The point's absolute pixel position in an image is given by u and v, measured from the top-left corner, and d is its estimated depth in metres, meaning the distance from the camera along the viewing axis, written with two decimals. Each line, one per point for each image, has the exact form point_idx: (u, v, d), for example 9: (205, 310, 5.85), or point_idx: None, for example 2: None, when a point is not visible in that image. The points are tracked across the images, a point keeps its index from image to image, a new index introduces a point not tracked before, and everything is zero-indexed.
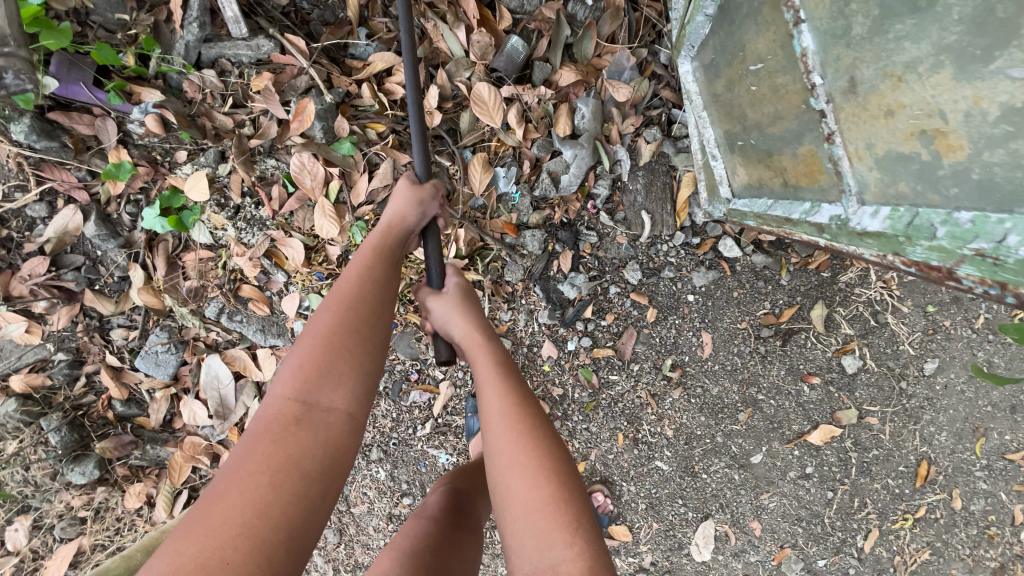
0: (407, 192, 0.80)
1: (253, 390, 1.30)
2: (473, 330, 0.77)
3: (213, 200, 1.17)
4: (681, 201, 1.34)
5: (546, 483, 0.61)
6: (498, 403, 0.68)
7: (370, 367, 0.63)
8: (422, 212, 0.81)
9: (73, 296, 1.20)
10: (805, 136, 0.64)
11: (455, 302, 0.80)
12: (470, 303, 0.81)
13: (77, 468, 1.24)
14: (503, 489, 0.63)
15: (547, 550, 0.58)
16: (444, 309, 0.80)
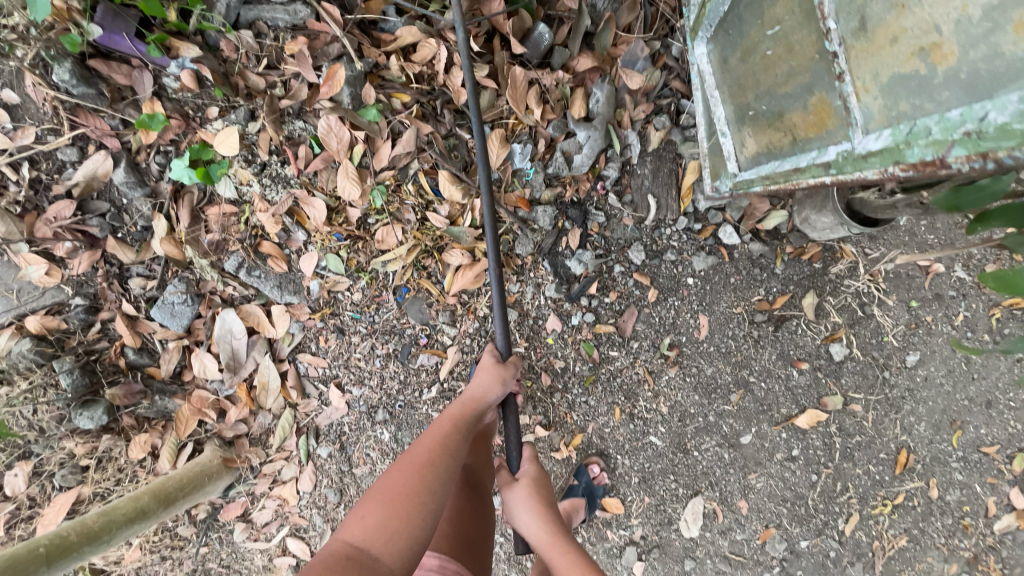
0: (491, 369, 1.06)
1: (265, 346, 1.34)
2: (540, 514, 0.92)
3: (241, 156, 1.21)
4: (685, 187, 1.41)
5: None
6: None
7: (427, 526, 0.76)
8: (501, 387, 1.04)
9: (95, 242, 1.22)
10: (817, 86, 0.65)
11: (527, 484, 0.97)
12: (540, 488, 0.98)
13: (86, 413, 1.25)
14: None
15: None
16: (520, 508, 0.94)
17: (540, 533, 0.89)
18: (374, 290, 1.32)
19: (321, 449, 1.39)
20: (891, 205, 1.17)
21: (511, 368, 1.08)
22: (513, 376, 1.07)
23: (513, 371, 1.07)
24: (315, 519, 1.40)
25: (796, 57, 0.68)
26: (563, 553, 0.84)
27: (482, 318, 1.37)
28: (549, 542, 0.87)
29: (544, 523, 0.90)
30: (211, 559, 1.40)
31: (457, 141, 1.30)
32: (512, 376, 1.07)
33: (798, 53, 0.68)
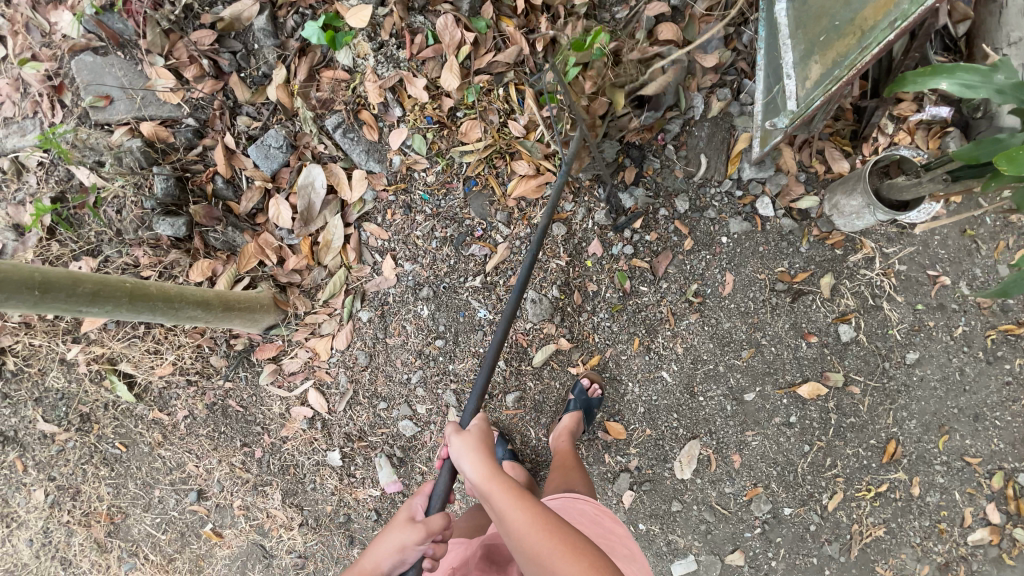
0: (395, 531, 0.84)
1: (338, 207, 1.47)
2: (484, 468, 0.84)
3: (365, 32, 1.39)
4: (735, 153, 1.58)
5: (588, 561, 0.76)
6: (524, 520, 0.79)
7: None
8: (402, 557, 0.82)
9: (220, 74, 1.38)
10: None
11: (489, 484, 0.83)
12: (496, 479, 0.83)
13: (167, 220, 1.35)
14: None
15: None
16: (463, 450, 0.87)
17: (479, 468, 0.84)
18: (446, 176, 1.46)
19: (363, 314, 1.49)
20: (916, 183, 1.32)
21: (425, 527, 0.84)
22: (420, 540, 0.83)
23: (426, 534, 0.83)
24: (340, 379, 1.47)
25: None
26: (537, 553, 0.77)
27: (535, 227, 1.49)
28: (520, 530, 0.78)
29: (486, 465, 0.84)
30: (233, 396, 1.46)
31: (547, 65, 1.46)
32: (417, 542, 0.82)
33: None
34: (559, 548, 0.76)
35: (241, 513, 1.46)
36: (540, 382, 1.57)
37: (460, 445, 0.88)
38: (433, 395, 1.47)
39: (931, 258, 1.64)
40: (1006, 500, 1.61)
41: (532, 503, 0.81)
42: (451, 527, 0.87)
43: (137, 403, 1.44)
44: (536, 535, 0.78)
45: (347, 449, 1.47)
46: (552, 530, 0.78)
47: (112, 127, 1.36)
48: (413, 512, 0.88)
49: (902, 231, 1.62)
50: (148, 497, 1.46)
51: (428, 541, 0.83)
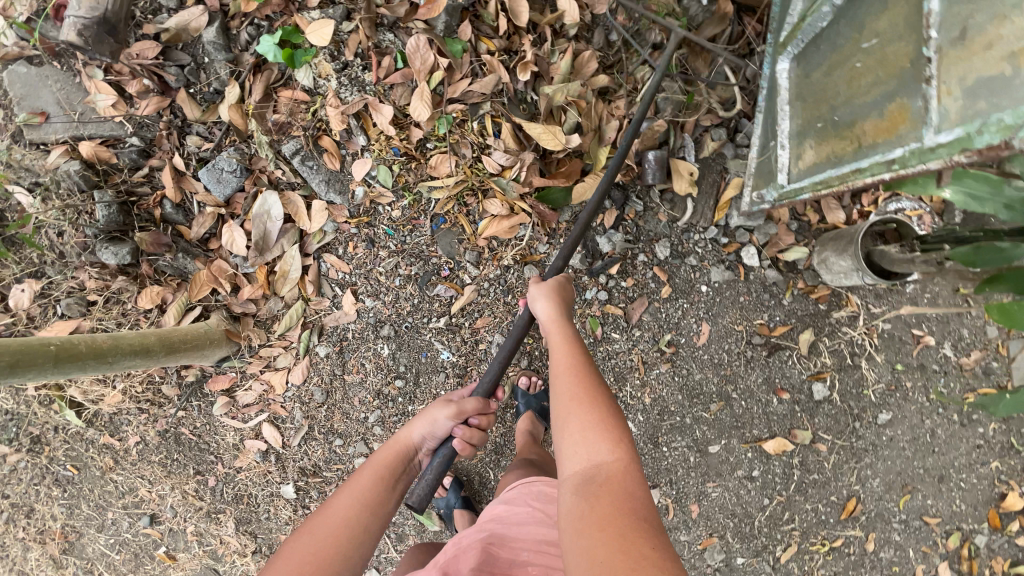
0: (430, 409, 0.99)
1: (295, 236, 1.37)
2: (548, 316, 0.97)
3: (328, 50, 1.27)
4: (723, 200, 1.48)
5: (602, 414, 0.76)
6: (565, 359, 0.87)
7: (368, 544, 0.80)
8: (436, 428, 0.97)
9: (167, 90, 1.27)
10: (900, 93, 0.68)
11: (552, 328, 0.95)
12: (557, 325, 0.94)
13: (111, 248, 1.27)
14: (560, 419, 0.79)
15: (590, 442, 0.73)
16: (531, 295, 1.02)
17: (546, 312, 0.98)
18: (413, 212, 1.37)
19: (320, 349, 1.43)
20: (908, 259, 1.24)
21: (460, 405, 0.99)
22: (451, 416, 0.97)
23: (457, 410, 0.98)
24: (295, 413, 1.44)
25: (888, 67, 0.70)
26: (567, 388, 0.81)
27: (505, 268, 1.41)
28: (561, 364, 0.85)
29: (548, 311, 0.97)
30: (185, 425, 1.43)
31: (527, 95, 1.34)
32: (449, 416, 0.97)
33: (891, 63, 0.70)
34: (580, 394, 0.79)
35: (194, 538, 1.46)
36: (504, 426, 1.51)
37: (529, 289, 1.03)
38: (390, 435, 1.44)
39: (917, 318, 1.58)
40: (960, 560, 1.63)
41: (577, 357, 0.87)
42: (485, 405, 1.02)
43: (87, 428, 1.41)
44: (573, 376, 0.83)
45: (301, 482, 1.45)
46: (582, 382, 0.81)
47: (49, 147, 1.26)
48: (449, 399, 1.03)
49: (891, 289, 1.55)
50: (101, 518, 1.46)
51: (461, 415, 0.98)
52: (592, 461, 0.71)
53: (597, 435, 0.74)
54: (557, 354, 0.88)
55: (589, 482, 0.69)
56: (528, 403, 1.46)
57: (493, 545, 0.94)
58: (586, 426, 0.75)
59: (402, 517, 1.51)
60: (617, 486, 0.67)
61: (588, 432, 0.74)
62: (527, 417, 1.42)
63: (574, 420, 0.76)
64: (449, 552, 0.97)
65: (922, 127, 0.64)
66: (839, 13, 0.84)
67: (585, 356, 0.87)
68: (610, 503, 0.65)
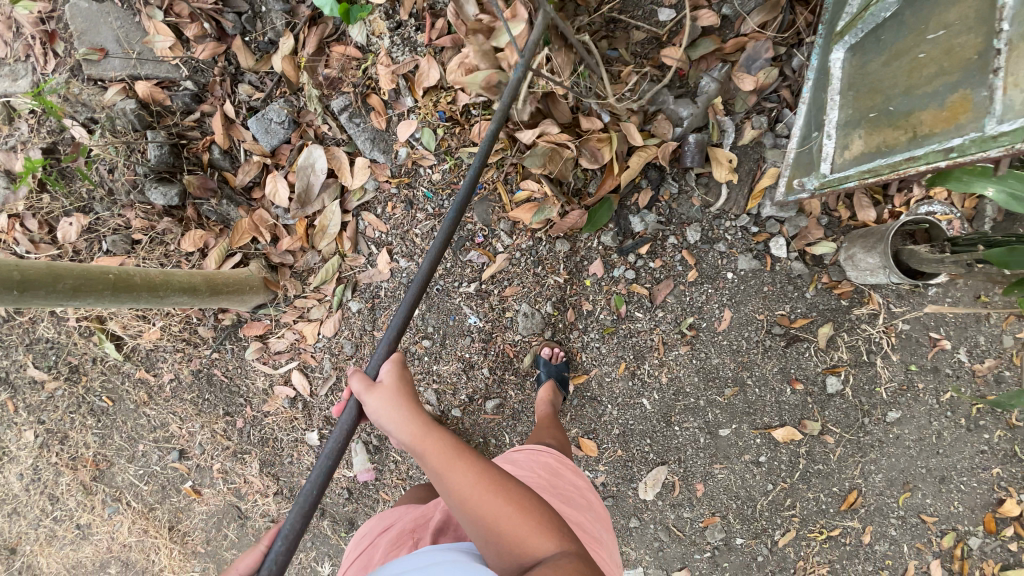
0: None
1: (337, 192, 1.41)
2: (405, 423, 0.77)
3: (383, 8, 1.28)
4: (758, 189, 1.49)
5: (537, 521, 0.70)
6: (464, 478, 0.72)
7: None
8: None
9: (223, 37, 1.30)
10: (962, 84, 0.69)
11: (419, 444, 0.75)
12: (419, 425, 0.76)
13: (160, 189, 1.30)
14: (499, 537, 0.69)
15: (543, 554, 0.67)
16: (382, 406, 0.79)
17: (409, 427, 0.76)
18: (453, 177, 1.39)
19: (352, 304, 1.47)
20: (937, 259, 1.25)
21: None
22: None
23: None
24: (324, 364, 1.48)
25: (952, 59, 0.72)
26: (478, 500, 0.70)
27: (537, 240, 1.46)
28: (457, 472, 0.72)
29: (406, 414, 0.77)
30: (218, 366, 1.48)
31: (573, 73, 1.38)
32: None
33: (957, 55, 0.70)
34: (497, 502, 0.70)
35: (219, 476, 1.53)
36: (522, 391, 1.54)
37: (374, 400, 0.80)
38: None
39: (936, 320, 1.60)
40: (952, 559, 1.67)
41: (470, 457, 0.75)
42: None
43: (124, 361, 1.47)
44: (487, 489, 0.71)
45: (325, 431, 1.51)
46: (495, 487, 0.72)
47: (106, 84, 1.30)
48: None
49: (914, 291, 1.57)
50: (131, 450, 1.52)
51: None
52: (540, 566, 0.66)
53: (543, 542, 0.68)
54: (450, 472, 0.73)
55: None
56: (548, 372, 1.51)
57: None
58: (531, 537, 0.68)
59: (419, 473, 1.55)
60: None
61: (532, 543, 0.68)
62: (546, 386, 1.46)
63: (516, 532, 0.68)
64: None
65: (983, 118, 0.66)
66: (904, 4, 0.85)
67: (476, 451, 0.76)
68: None
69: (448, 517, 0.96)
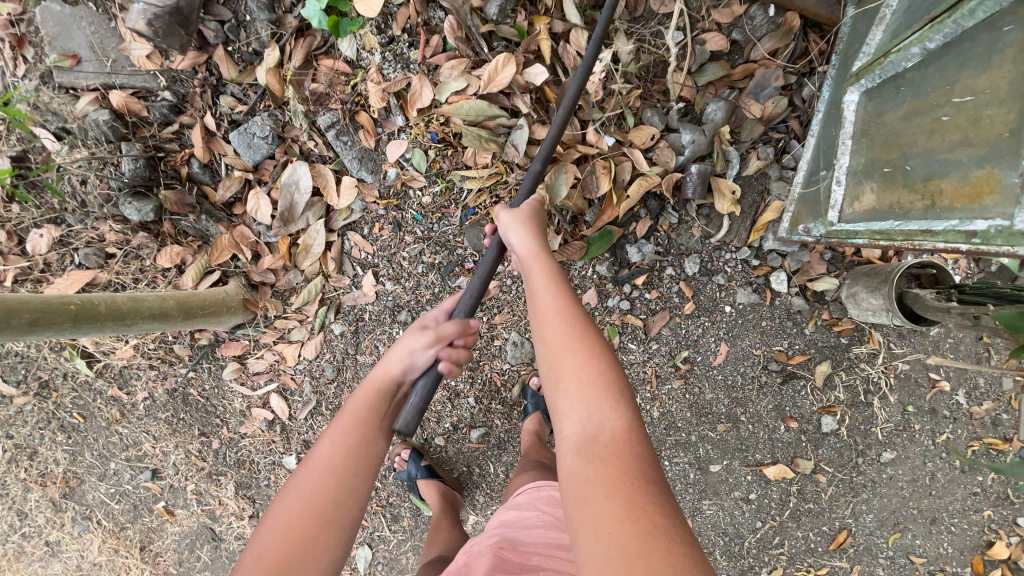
0: (403, 344, 0.87)
1: (322, 211, 1.34)
2: (527, 247, 0.89)
3: (375, 21, 1.21)
4: (761, 222, 1.44)
5: (598, 366, 0.68)
6: (548, 300, 0.77)
7: (354, 511, 0.72)
8: (415, 363, 0.86)
9: (204, 46, 1.23)
10: (992, 162, 0.64)
11: (529, 258, 0.88)
12: (536, 254, 0.88)
13: (134, 203, 1.25)
14: (553, 369, 0.70)
15: (589, 404, 0.65)
16: (513, 224, 0.94)
17: (526, 245, 0.90)
18: (444, 200, 1.33)
19: (336, 326, 1.41)
20: (943, 308, 1.21)
21: (436, 332, 0.89)
22: (430, 343, 0.87)
23: (435, 336, 0.88)
24: (304, 387, 1.44)
25: (981, 131, 0.66)
26: (556, 323, 0.73)
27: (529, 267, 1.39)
28: (542, 293, 0.78)
29: (529, 242, 0.90)
30: (194, 385, 1.43)
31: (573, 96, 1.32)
32: (424, 346, 0.87)
33: (986, 128, 0.65)
34: (568, 330, 0.72)
35: (194, 497, 1.48)
36: (509, 421, 1.50)
37: (508, 215, 0.96)
38: None
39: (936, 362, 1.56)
40: None
41: (563, 289, 0.79)
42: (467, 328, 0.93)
43: (96, 378, 1.41)
44: (560, 317, 0.74)
45: (304, 455, 1.46)
46: (569, 325, 0.73)
47: (78, 92, 1.23)
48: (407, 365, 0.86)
49: (916, 331, 1.52)
50: (103, 468, 1.47)
51: (434, 342, 0.88)
52: (586, 424, 0.64)
53: (594, 390, 0.65)
54: (541, 292, 0.79)
55: (586, 444, 0.62)
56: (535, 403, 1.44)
57: (503, 549, 0.91)
58: (582, 376, 0.67)
59: (400, 500, 1.51)
60: (619, 447, 0.61)
61: (583, 390, 0.66)
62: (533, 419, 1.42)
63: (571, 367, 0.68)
64: (463, 557, 0.98)
65: (1012, 205, 0.61)
66: (929, 57, 0.78)
67: (571, 291, 0.79)
68: (614, 467, 0.59)
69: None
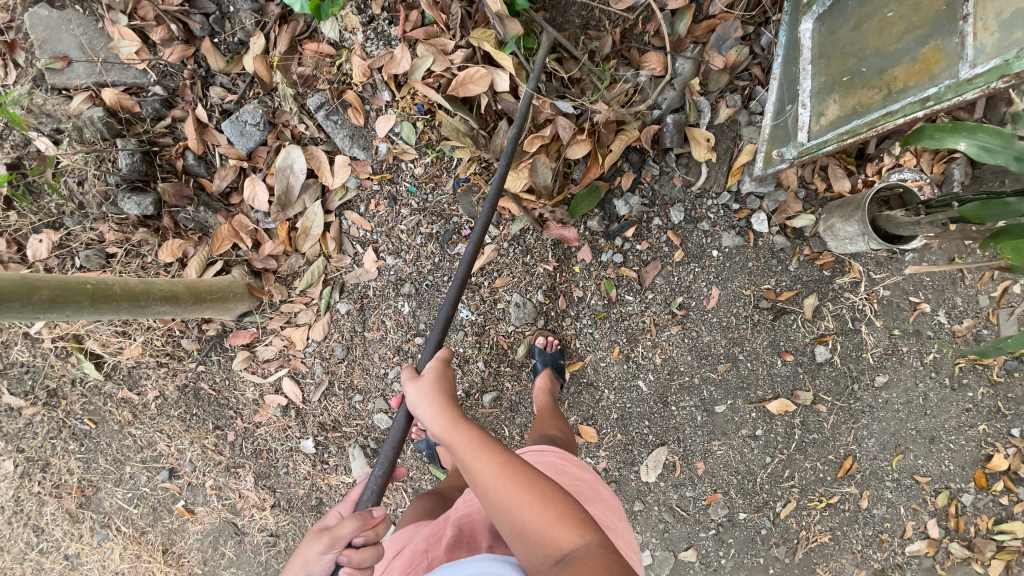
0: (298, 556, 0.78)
1: (318, 192, 1.38)
2: (442, 414, 0.84)
3: (354, 2, 1.27)
4: (737, 166, 1.52)
5: (556, 508, 0.74)
6: (488, 464, 0.77)
7: None
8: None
9: (191, 39, 1.28)
10: (933, 35, 0.72)
11: (446, 431, 0.82)
12: (452, 417, 0.84)
13: (134, 198, 1.28)
14: (521, 531, 0.73)
15: (565, 544, 0.71)
16: (421, 400, 0.88)
17: (439, 418, 0.84)
18: (435, 170, 1.38)
19: (341, 306, 1.44)
20: (914, 222, 1.29)
21: (331, 534, 0.78)
22: (325, 550, 0.76)
23: (330, 543, 0.77)
24: (315, 369, 1.45)
25: (920, 14, 0.74)
26: (507, 487, 0.75)
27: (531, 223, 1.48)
28: (480, 462, 0.78)
29: (444, 413, 0.84)
30: (205, 379, 1.44)
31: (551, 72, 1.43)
32: (320, 552, 0.76)
33: (924, 10, 0.73)
34: (520, 491, 0.75)
35: (213, 492, 1.49)
36: (519, 382, 1.55)
37: (414, 394, 0.88)
38: None
39: (915, 285, 1.65)
40: (947, 517, 1.71)
41: (498, 452, 0.79)
42: (365, 521, 0.81)
43: (106, 381, 1.43)
44: (507, 477, 0.76)
45: (321, 437, 1.47)
46: (521, 483, 0.76)
47: (71, 93, 1.27)
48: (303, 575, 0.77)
49: (893, 257, 1.61)
50: (119, 472, 1.48)
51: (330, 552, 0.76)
52: (567, 562, 0.69)
53: (564, 530, 0.72)
54: (478, 457, 0.78)
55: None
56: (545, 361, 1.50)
57: None
58: (549, 526, 0.72)
59: (420, 474, 1.54)
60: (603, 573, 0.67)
61: (553, 533, 0.71)
62: (545, 376, 1.46)
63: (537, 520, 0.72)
64: (465, 508, 1.03)
65: (957, 65, 0.68)
66: None
67: (505, 447, 0.80)
68: None
69: (460, 532, 0.95)
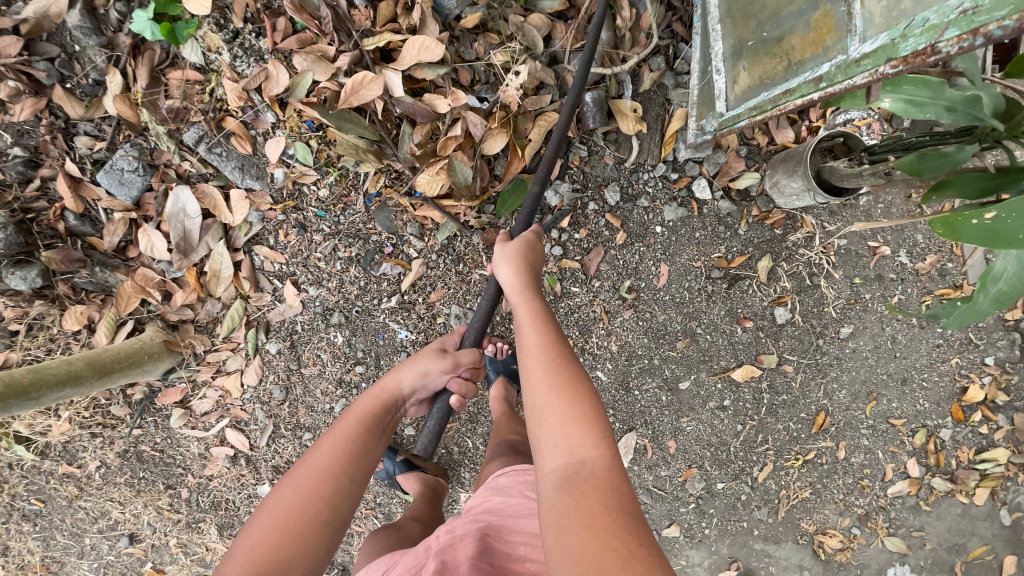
0: (418, 361, 1.01)
1: (220, 232, 1.28)
2: (519, 287, 0.93)
3: (212, 18, 1.13)
4: (670, 133, 1.41)
5: (577, 404, 0.73)
6: (534, 336, 0.85)
7: (332, 528, 0.77)
8: (422, 381, 0.99)
9: (41, 90, 1.14)
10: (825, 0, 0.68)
11: (515, 294, 0.93)
12: (532, 305, 0.90)
13: (18, 273, 1.18)
14: (536, 409, 0.76)
15: (574, 443, 0.70)
16: (502, 261, 0.99)
17: (512, 283, 0.95)
18: (341, 189, 1.27)
19: (271, 346, 1.36)
20: (856, 174, 1.19)
21: (452, 360, 1.03)
22: (446, 370, 1.02)
23: (453, 366, 1.03)
24: (257, 414, 1.39)
25: None
26: (546, 376, 0.78)
27: (464, 226, 1.33)
28: (535, 348, 0.82)
29: (518, 277, 0.94)
30: (145, 441, 1.38)
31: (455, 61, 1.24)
32: (438, 371, 1.01)
33: None
34: (554, 387, 0.75)
35: (179, 549, 1.46)
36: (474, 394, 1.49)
37: (499, 251, 1.01)
38: None
39: (871, 230, 1.56)
40: (927, 454, 1.69)
41: (547, 332, 0.85)
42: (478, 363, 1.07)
43: (42, 460, 1.36)
44: (544, 355, 0.81)
45: (277, 480, 1.43)
46: (561, 379, 0.76)
47: None
48: (431, 353, 1.04)
49: (845, 204, 1.53)
50: (79, 545, 1.44)
51: (446, 372, 1.02)
52: (573, 463, 0.68)
53: (578, 427, 0.71)
54: (527, 328, 0.87)
55: (570, 484, 0.66)
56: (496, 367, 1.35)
57: (490, 536, 0.88)
58: (566, 409, 0.73)
59: (387, 497, 1.51)
60: (606, 492, 0.64)
61: (569, 425, 0.71)
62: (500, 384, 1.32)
63: (553, 402, 0.74)
64: (446, 537, 0.90)
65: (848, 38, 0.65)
66: None
67: (565, 345, 0.83)
68: (598, 501, 0.63)
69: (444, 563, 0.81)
